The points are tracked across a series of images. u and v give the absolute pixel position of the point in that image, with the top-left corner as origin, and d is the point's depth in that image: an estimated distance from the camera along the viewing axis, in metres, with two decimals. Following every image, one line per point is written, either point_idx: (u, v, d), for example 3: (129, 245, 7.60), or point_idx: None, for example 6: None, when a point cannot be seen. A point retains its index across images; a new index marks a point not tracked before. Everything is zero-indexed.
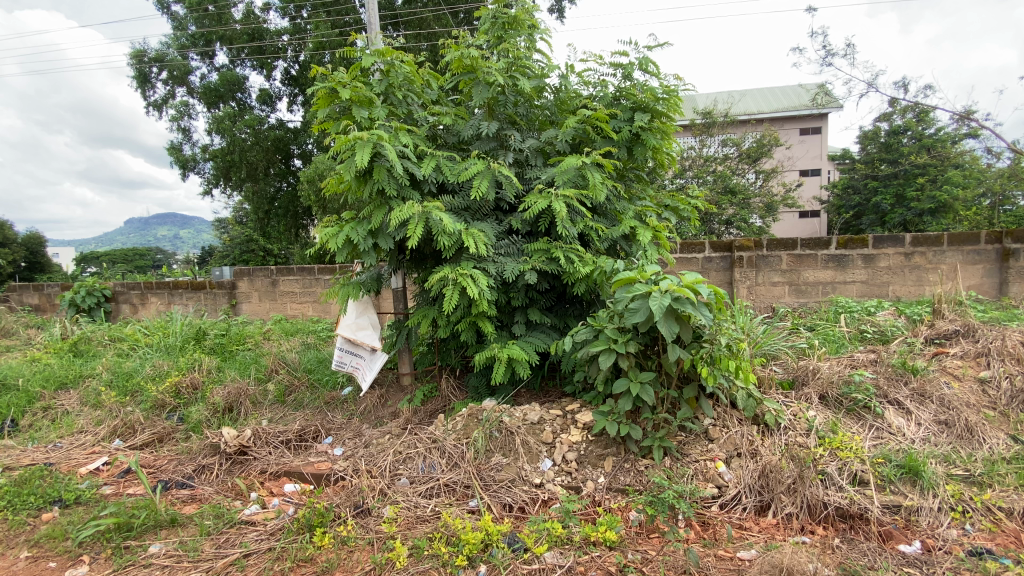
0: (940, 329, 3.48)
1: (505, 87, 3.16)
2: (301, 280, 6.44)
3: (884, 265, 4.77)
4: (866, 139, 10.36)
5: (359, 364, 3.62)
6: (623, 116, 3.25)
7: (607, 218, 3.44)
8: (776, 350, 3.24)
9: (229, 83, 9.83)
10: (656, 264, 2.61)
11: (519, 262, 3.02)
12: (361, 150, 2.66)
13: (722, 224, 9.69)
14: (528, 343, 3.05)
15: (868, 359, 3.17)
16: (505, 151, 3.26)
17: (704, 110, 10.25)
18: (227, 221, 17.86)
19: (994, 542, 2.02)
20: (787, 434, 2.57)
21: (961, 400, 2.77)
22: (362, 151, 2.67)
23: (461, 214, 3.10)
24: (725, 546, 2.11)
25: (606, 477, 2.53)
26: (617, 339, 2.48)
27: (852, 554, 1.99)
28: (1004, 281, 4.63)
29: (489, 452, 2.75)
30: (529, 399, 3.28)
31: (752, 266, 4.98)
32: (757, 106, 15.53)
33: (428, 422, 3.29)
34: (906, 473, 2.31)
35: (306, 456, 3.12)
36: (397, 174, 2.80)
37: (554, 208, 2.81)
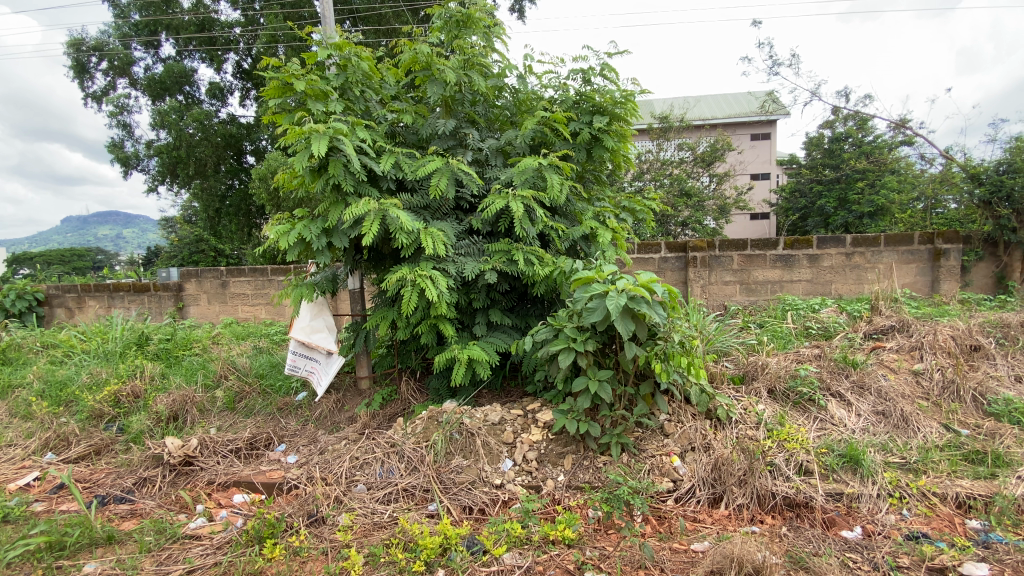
0: (877, 324, 3.69)
1: (463, 85, 3.13)
2: (253, 281, 6.19)
3: (827, 265, 5.02)
4: (812, 145, 10.88)
5: (314, 368, 3.49)
6: (582, 119, 3.27)
7: (567, 219, 3.47)
8: (728, 347, 3.36)
9: (176, 75, 9.36)
10: (613, 264, 2.64)
11: (479, 262, 2.99)
12: (315, 142, 2.57)
13: (679, 225, 9.97)
14: (489, 343, 3.03)
15: (813, 354, 3.33)
16: (464, 150, 3.24)
17: (662, 115, 10.52)
18: (174, 220, 16.98)
19: (929, 526, 2.13)
20: (738, 427, 2.66)
21: (896, 391, 2.93)
22: (317, 143, 2.58)
23: (420, 213, 3.05)
24: (679, 539, 2.15)
25: (566, 475, 2.54)
26: (576, 339, 2.49)
27: (798, 542, 2.07)
28: (936, 279, 4.97)
29: (448, 454, 2.71)
30: (491, 400, 3.26)
31: (705, 266, 5.13)
32: (711, 112, 16.07)
33: (387, 426, 3.21)
34: (847, 462, 2.43)
35: (257, 465, 2.99)
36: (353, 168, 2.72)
37: (513, 208, 2.80)
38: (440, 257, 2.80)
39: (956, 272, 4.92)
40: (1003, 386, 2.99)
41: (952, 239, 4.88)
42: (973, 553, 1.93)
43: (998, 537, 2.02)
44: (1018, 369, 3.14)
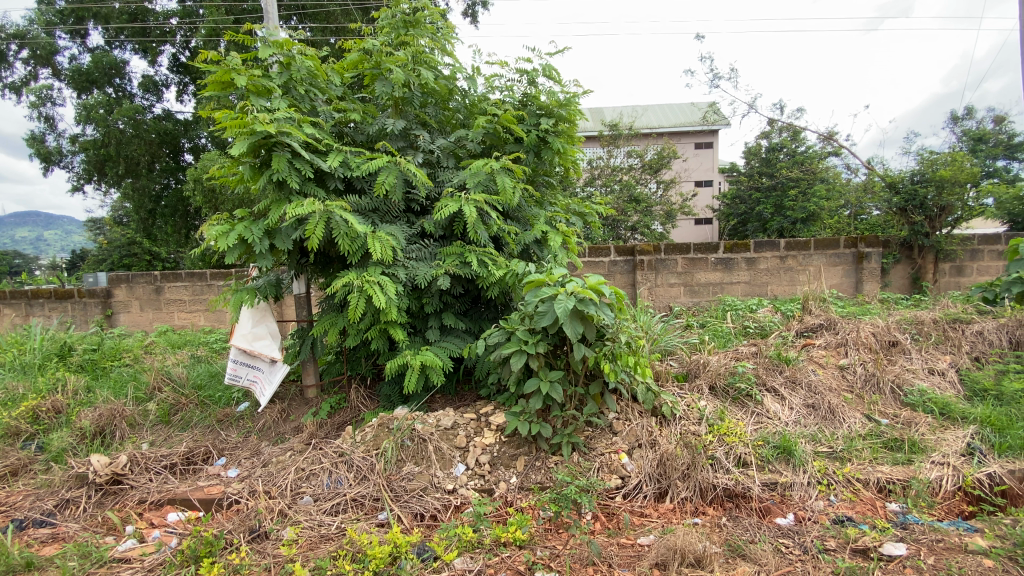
0: (808, 323, 3.93)
1: (411, 83, 3.10)
2: (191, 286, 5.87)
3: (763, 267, 5.31)
4: (750, 155, 11.35)
5: (257, 377, 3.34)
6: (530, 120, 3.32)
7: (519, 223, 3.49)
8: (672, 346, 3.49)
9: (105, 66, 8.75)
10: (562, 267, 2.69)
11: (431, 266, 2.97)
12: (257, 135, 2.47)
13: (628, 230, 10.25)
14: (441, 348, 3.00)
15: (750, 351, 3.51)
16: (414, 151, 3.20)
17: (612, 122, 10.84)
18: (102, 221, 15.79)
19: (854, 510, 2.29)
20: (682, 423, 2.76)
21: (824, 385, 3.14)
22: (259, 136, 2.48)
23: (369, 215, 2.98)
24: (627, 534, 2.21)
25: (518, 477, 2.56)
26: (528, 341, 2.51)
27: (736, 531, 2.18)
28: (859, 280, 5.35)
29: (400, 462, 2.66)
30: (443, 404, 3.23)
31: (652, 269, 5.31)
32: (658, 120, 16.63)
33: (336, 435, 3.11)
34: (781, 453, 2.57)
35: (194, 481, 2.82)
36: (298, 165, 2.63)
37: (464, 210, 2.79)
38: (389, 260, 2.74)
39: (877, 274, 5.31)
40: (917, 378, 3.25)
41: (873, 244, 5.26)
42: (892, 534, 2.08)
43: (914, 518, 2.20)
44: (931, 361, 3.40)
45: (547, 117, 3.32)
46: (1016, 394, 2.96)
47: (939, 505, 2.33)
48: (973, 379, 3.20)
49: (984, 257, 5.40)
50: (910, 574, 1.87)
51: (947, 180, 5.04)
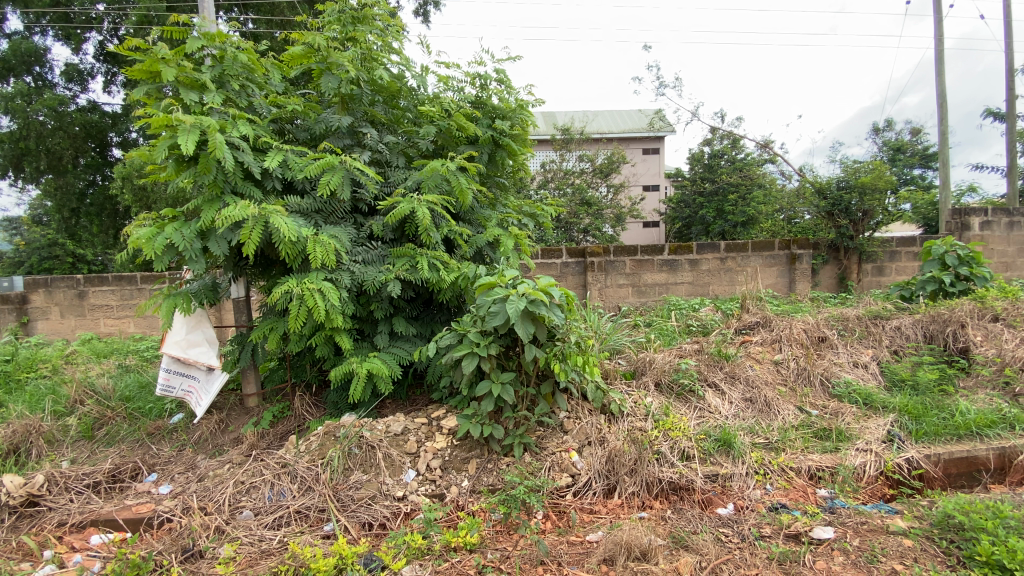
0: (745, 321, 4.12)
1: (359, 80, 3.02)
2: (119, 290, 5.47)
3: (705, 268, 5.55)
4: (694, 160, 11.64)
5: (192, 387, 3.14)
6: (484, 122, 3.33)
7: (472, 224, 3.47)
8: (620, 345, 3.57)
9: (22, 52, 8.03)
10: (513, 268, 2.70)
11: (380, 269, 2.89)
12: (182, 132, 2.33)
13: (580, 233, 10.42)
14: (391, 354, 2.92)
15: (694, 349, 3.65)
16: (362, 149, 3.12)
17: (563, 127, 11.05)
18: (18, 221, 14.49)
19: (787, 497, 2.42)
20: (629, 419, 2.83)
21: (760, 379, 3.31)
22: (185, 137, 2.35)
23: (311, 216, 2.87)
24: (576, 532, 2.24)
25: (469, 480, 2.53)
26: (479, 343, 2.50)
27: (680, 523, 2.25)
28: (792, 280, 5.69)
29: (347, 470, 2.57)
30: (394, 410, 3.15)
31: (602, 270, 5.42)
32: (608, 125, 17.03)
33: (279, 445, 2.97)
34: (722, 445, 2.68)
35: (122, 499, 2.62)
36: (227, 166, 2.50)
37: (416, 213, 2.73)
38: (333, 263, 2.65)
39: (808, 274, 5.67)
40: (843, 371, 3.48)
41: (805, 245, 5.63)
42: (821, 519, 2.21)
43: (840, 503, 2.35)
44: (856, 355, 3.65)
45: (501, 119, 3.35)
46: (928, 383, 3.23)
47: (863, 489, 2.51)
48: (892, 370, 3.45)
49: (902, 257, 5.87)
50: (838, 555, 2.00)
51: (868, 186, 5.44)
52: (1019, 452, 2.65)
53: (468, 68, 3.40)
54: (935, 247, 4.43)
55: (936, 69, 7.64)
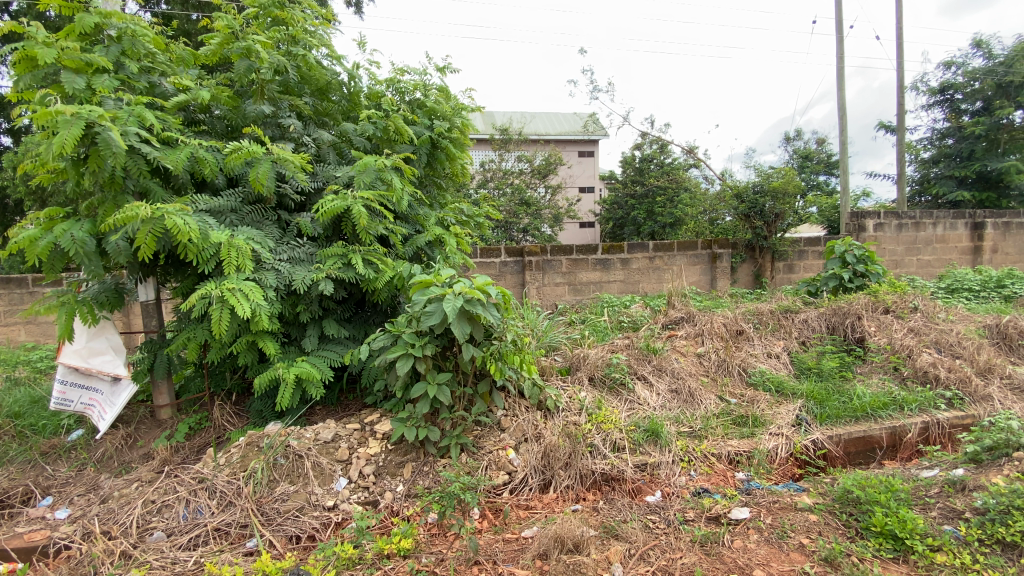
0: (672, 316, 4.34)
1: (286, 70, 2.88)
2: (6, 294, 4.88)
3: (635, 267, 5.79)
4: (626, 163, 12.10)
5: (93, 400, 2.85)
6: (422, 122, 3.29)
7: (410, 225, 3.38)
8: (556, 342, 3.65)
9: None
10: (449, 268, 2.67)
11: (310, 270, 2.75)
12: (65, 127, 2.09)
13: (520, 232, 10.50)
14: (321, 358, 2.79)
15: (624, 344, 3.80)
16: (289, 142, 2.96)
17: (502, 127, 11.14)
18: None
19: (709, 482, 2.58)
20: (565, 414, 2.90)
21: (685, 371, 3.50)
22: (67, 128, 2.10)
23: (225, 216, 2.67)
24: (512, 529, 2.25)
25: (405, 485, 2.47)
26: (415, 344, 2.45)
27: (611, 513, 2.33)
28: (714, 277, 6.14)
29: (272, 482, 2.43)
30: (324, 416, 3.02)
31: (539, 269, 5.50)
32: (545, 127, 17.31)
33: (195, 459, 2.77)
34: (650, 436, 2.80)
35: (8, 529, 2.33)
36: (122, 162, 2.28)
37: (353, 210, 2.62)
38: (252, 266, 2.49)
39: (727, 272, 6.16)
40: (758, 361, 3.74)
41: (724, 245, 6.11)
42: (738, 501, 2.37)
43: (756, 484, 2.53)
44: (769, 346, 3.93)
45: (439, 119, 3.33)
46: (830, 370, 3.55)
47: (775, 470, 2.72)
48: (800, 359, 3.75)
49: (808, 256, 6.41)
50: (752, 533, 2.15)
51: (779, 191, 5.90)
52: (906, 430, 2.97)
53: (405, 69, 3.37)
54: (837, 247, 4.83)
55: (838, 84, 8.41)
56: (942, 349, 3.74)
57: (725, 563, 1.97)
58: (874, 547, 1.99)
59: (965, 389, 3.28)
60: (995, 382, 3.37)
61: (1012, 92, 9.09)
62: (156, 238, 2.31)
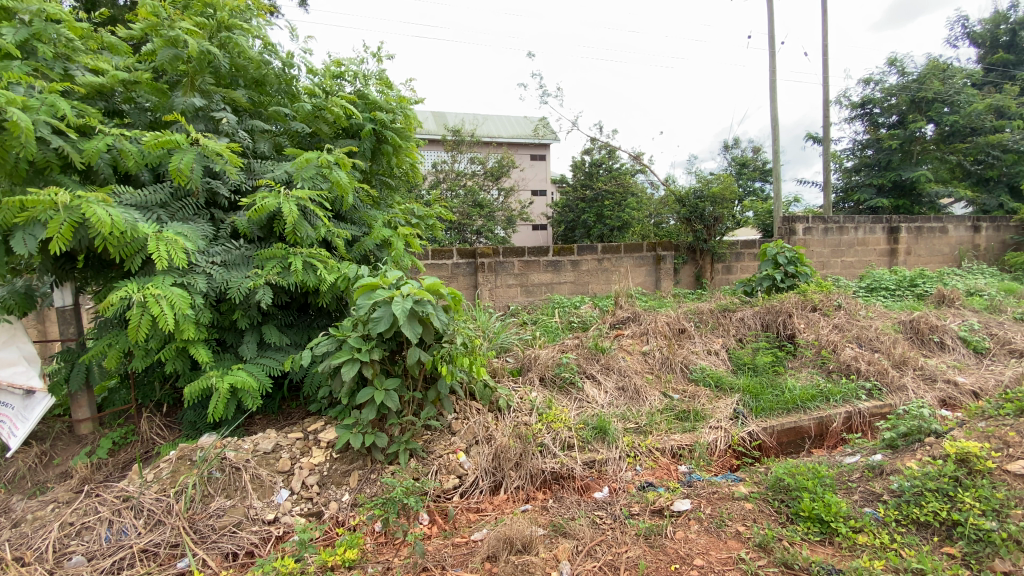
0: (619, 316, 4.47)
1: (217, 59, 2.73)
2: None
3: (585, 268, 5.91)
4: (576, 167, 12.36)
5: (2, 416, 2.52)
6: (366, 118, 3.22)
7: (356, 224, 3.29)
8: (508, 343, 3.67)
9: None
10: (396, 270, 2.62)
11: (245, 273, 2.62)
12: None
13: (473, 234, 10.46)
14: (260, 365, 2.67)
15: (574, 343, 3.88)
16: (222, 136, 2.82)
17: (454, 128, 11.10)
18: None
19: (654, 476, 2.66)
20: (515, 415, 2.92)
21: (631, 369, 3.61)
22: None
23: (153, 211, 2.50)
24: (462, 533, 2.23)
25: (351, 494, 2.39)
26: (361, 348, 2.39)
27: (560, 511, 2.36)
28: (658, 278, 6.36)
29: (206, 498, 2.29)
30: (264, 426, 2.89)
31: (491, 271, 5.50)
32: (497, 129, 17.35)
33: (120, 476, 2.58)
34: (598, 433, 2.87)
35: None
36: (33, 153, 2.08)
37: (283, 209, 2.51)
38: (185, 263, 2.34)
39: (671, 273, 6.38)
40: (699, 358, 3.91)
41: (667, 248, 6.35)
42: (681, 493, 2.46)
43: (697, 476, 2.64)
44: (709, 343, 4.12)
45: (382, 110, 3.26)
46: (764, 365, 3.76)
47: (715, 462, 2.85)
48: (737, 355, 3.95)
49: (745, 258, 6.76)
50: (693, 524, 2.24)
51: (717, 196, 6.20)
52: (832, 419, 3.18)
53: (342, 58, 3.26)
54: (769, 250, 5.12)
55: (771, 96, 8.94)
56: (863, 343, 4.04)
57: (667, 554, 2.03)
58: (802, 531, 2.12)
59: (883, 380, 3.56)
60: (909, 373, 3.67)
61: (923, 107, 9.95)
62: (71, 227, 2.10)
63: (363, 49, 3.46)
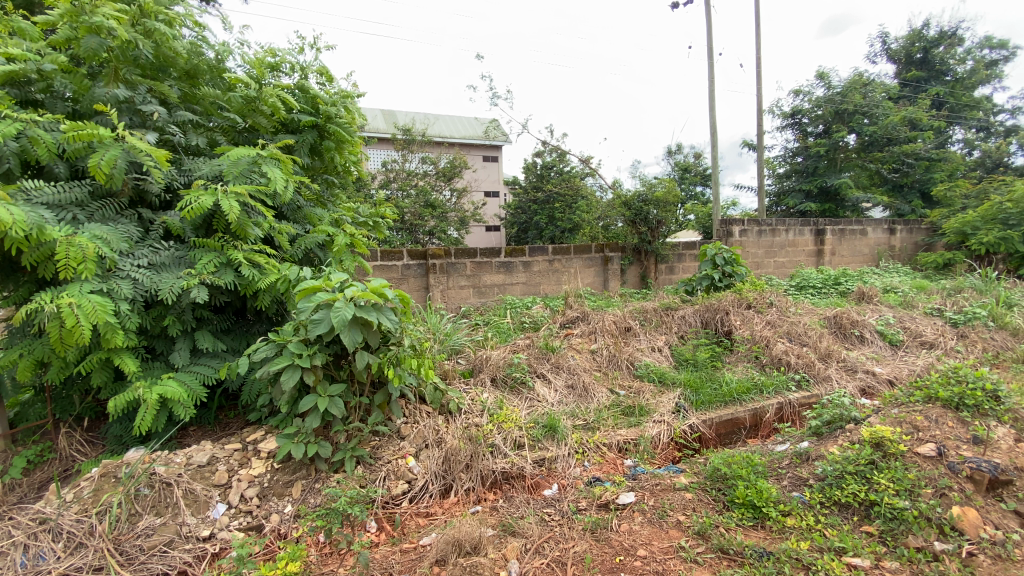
0: (569, 316, 4.57)
1: (144, 47, 2.56)
2: None
3: (536, 269, 5.98)
4: (528, 169, 12.49)
5: None
6: (305, 111, 3.12)
7: (299, 224, 3.18)
8: (459, 345, 3.66)
9: None
10: (340, 271, 2.56)
11: (176, 275, 2.47)
12: None
13: (425, 235, 10.34)
14: (193, 374, 2.53)
15: (525, 344, 3.93)
16: (149, 130, 2.65)
17: (404, 127, 10.94)
18: None
19: (601, 471, 2.74)
20: (465, 416, 2.92)
21: (579, 367, 3.70)
22: None
23: (68, 210, 2.32)
24: (410, 538, 2.21)
25: (293, 505, 2.31)
26: (302, 354, 2.31)
27: (510, 510, 2.37)
28: (606, 278, 6.53)
29: (134, 516, 2.14)
30: (199, 438, 2.75)
31: (442, 272, 5.45)
32: (449, 130, 17.24)
33: (36, 498, 2.38)
34: (548, 431, 2.91)
35: None
36: None
37: (221, 205, 2.40)
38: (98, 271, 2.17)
39: (617, 274, 6.58)
40: (643, 355, 4.06)
41: (614, 249, 6.53)
42: (626, 486, 2.55)
43: (641, 469, 2.74)
44: (653, 341, 4.28)
45: (324, 104, 3.17)
46: (704, 360, 3.95)
47: (658, 455, 2.96)
48: (679, 351, 4.12)
49: (687, 259, 7.07)
50: (637, 515, 2.32)
51: (660, 199, 6.45)
52: (765, 410, 3.38)
53: (279, 47, 3.14)
54: (708, 250, 5.37)
55: (711, 104, 9.38)
56: (793, 338, 4.32)
57: (612, 547, 2.10)
58: (737, 518, 2.23)
59: (810, 371, 3.82)
60: (832, 365, 3.95)
61: (845, 118, 10.74)
62: None
63: (300, 39, 3.34)
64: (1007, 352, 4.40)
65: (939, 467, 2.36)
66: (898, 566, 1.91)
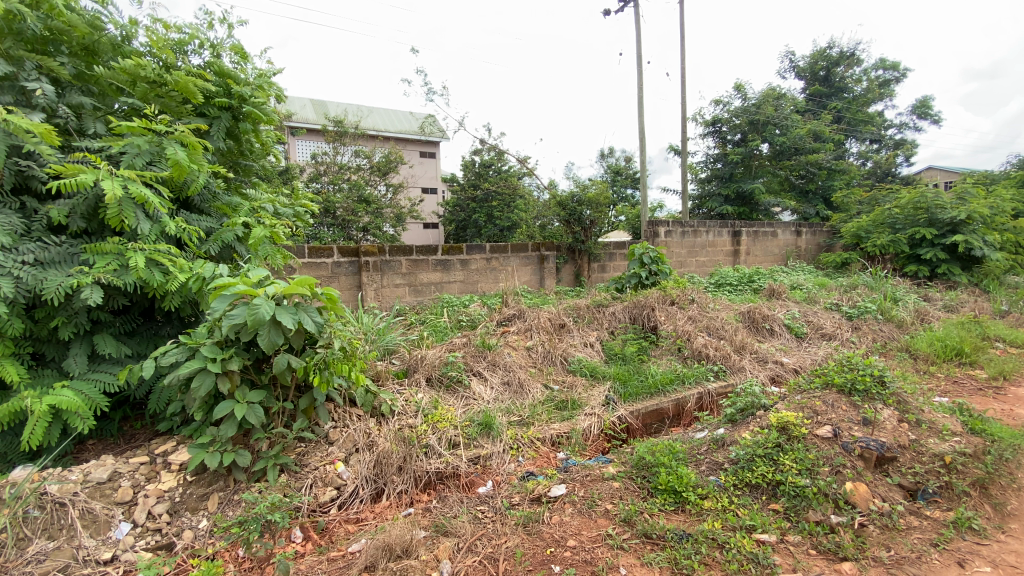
0: (505, 314, 4.62)
1: (28, 18, 2.27)
2: None
3: (474, 267, 5.97)
4: (466, 167, 12.43)
5: None
6: (216, 90, 2.91)
7: (213, 216, 2.98)
8: (393, 344, 3.58)
9: None
10: (261, 268, 2.43)
11: (66, 272, 2.24)
12: None
13: (359, 232, 10.02)
14: (91, 382, 2.30)
15: (461, 342, 3.92)
16: (33, 110, 2.36)
17: (335, 119, 10.51)
18: None
19: (535, 465, 2.79)
20: (399, 418, 2.86)
21: (515, 363, 3.75)
22: None
23: None
24: (338, 546, 2.14)
25: (209, 519, 2.17)
26: (216, 357, 2.16)
27: (444, 510, 2.36)
28: (542, 276, 6.65)
29: (21, 542, 1.89)
30: (99, 453, 2.51)
31: (376, 270, 5.30)
32: (383, 123, 16.76)
33: None
34: (483, 429, 2.93)
35: None
36: None
37: (108, 189, 2.17)
38: None
39: (553, 272, 6.72)
40: (577, 350, 4.17)
41: (550, 247, 6.66)
42: (558, 479, 2.62)
43: (572, 461, 2.82)
44: (586, 336, 4.42)
45: (238, 84, 2.98)
46: (632, 354, 4.13)
47: (589, 446, 3.06)
48: (609, 346, 4.28)
49: (618, 257, 7.35)
50: (567, 507, 2.39)
51: (593, 200, 6.65)
52: (687, 400, 3.59)
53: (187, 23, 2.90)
54: (636, 250, 5.62)
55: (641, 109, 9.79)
56: (712, 331, 4.62)
57: (544, 539, 2.15)
58: (660, 503, 2.36)
59: (727, 363, 4.10)
60: (747, 356, 4.27)
61: (760, 128, 11.54)
62: None
63: (209, 13, 3.11)
64: (892, 342, 4.95)
65: (835, 447, 2.61)
66: (800, 539, 2.12)
